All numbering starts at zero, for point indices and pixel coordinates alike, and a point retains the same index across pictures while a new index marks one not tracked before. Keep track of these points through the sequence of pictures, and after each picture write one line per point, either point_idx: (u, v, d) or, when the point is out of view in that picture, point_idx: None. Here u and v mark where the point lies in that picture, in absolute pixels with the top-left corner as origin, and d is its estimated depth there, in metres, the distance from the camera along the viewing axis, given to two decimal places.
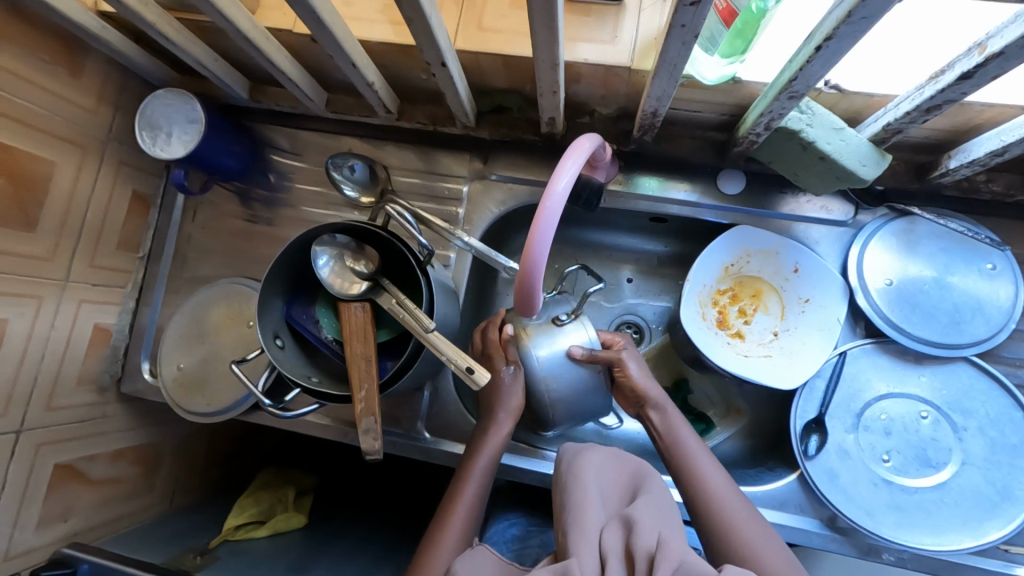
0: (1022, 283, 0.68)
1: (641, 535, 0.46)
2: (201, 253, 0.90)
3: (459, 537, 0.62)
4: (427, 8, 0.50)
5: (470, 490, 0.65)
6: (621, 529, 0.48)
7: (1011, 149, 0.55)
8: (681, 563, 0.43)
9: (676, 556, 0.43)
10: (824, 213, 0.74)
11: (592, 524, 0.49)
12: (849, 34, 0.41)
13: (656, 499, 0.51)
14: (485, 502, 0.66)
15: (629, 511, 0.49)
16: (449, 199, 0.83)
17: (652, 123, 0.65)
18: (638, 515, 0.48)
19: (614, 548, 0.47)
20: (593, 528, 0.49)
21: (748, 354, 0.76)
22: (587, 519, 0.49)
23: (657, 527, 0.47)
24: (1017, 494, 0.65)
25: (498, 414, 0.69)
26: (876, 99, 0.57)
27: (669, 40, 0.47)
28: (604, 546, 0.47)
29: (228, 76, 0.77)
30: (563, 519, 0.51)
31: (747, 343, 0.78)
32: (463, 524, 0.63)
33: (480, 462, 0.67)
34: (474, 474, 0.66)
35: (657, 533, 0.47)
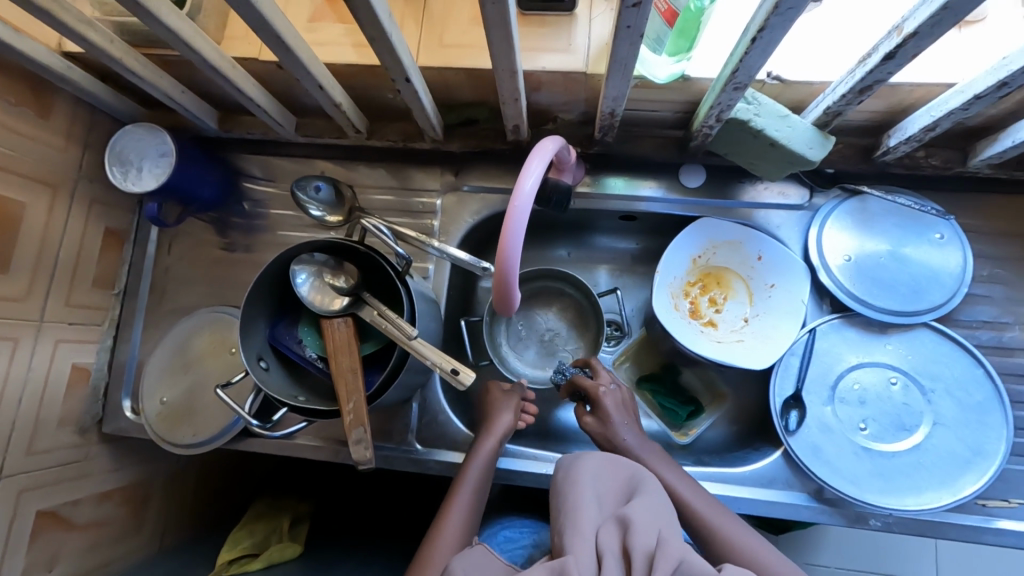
0: (969, 249, 0.72)
1: (638, 535, 0.47)
2: (180, 285, 0.90)
3: (458, 535, 0.63)
4: (388, 26, 0.52)
5: (466, 490, 0.67)
6: (618, 529, 0.49)
7: (941, 123, 0.60)
8: (681, 562, 0.45)
9: (676, 556, 0.45)
10: (781, 198, 0.78)
11: (588, 526, 0.50)
12: (779, 25, 0.45)
13: (651, 499, 0.51)
14: (482, 504, 0.68)
15: (625, 511, 0.50)
16: (424, 213, 0.86)
17: (612, 123, 0.68)
18: (634, 515, 0.49)
19: (610, 548, 0.47)
20: (590, 529, 0.49)
21: (722, 341, 0.79)
22: (582, 521, 0.50)
23: (656, 527, 0.48)
24: (988, 449, 0.68)
25: (497, 420, 0.73)
26: (815, 86, 0.62)
27: (618, 41, 0.50)
28: (601, 546, 0.48)
29: (197, 107, 0.79)
30: (559, 520, 0.52)
31: (720, 331, 0.81)
32: (461, 522, 0.64)
33: (474, 463, 0.69)
34: (469, 478, 0.68)
35: (656, 532, 0.48)
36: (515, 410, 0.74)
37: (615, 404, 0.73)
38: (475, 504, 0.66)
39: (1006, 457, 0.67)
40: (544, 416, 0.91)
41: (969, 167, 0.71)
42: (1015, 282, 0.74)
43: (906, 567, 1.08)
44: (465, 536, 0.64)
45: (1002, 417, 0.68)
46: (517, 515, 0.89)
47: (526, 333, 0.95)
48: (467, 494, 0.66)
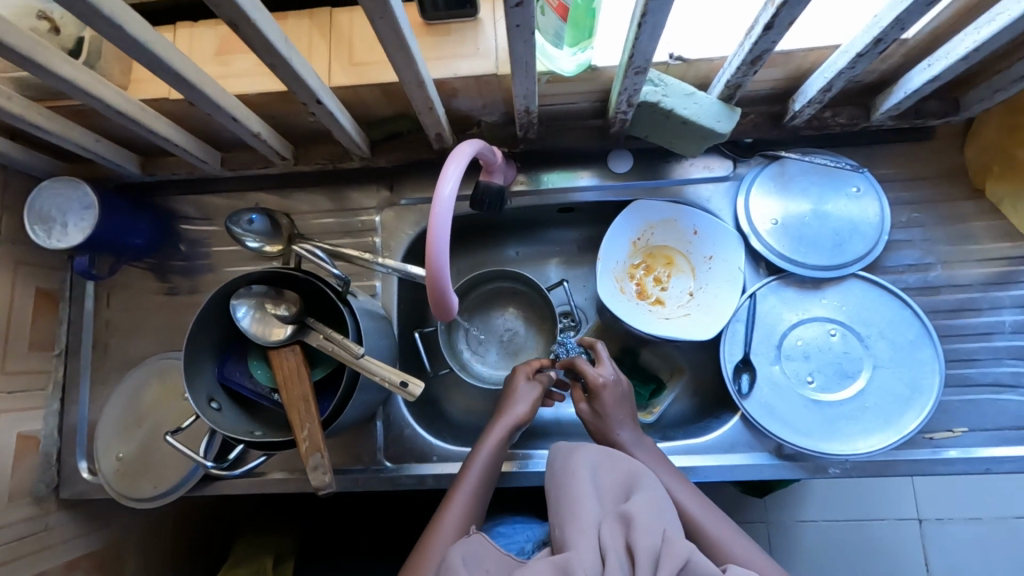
0: (884, 198, 0.76)
1: (643, 534, 0.49)
2: (124, 337, 0.88)
3: (457, 527, 0.63)
4: (285, 51, 0.52)
5: (470, 480, 0.67)
6: (619, 526, 0.50)
7: (835, 84, 0.63)
8: (686, 562, 0.47)
9: (683, 555, 0.47)
10: (707, 172, 0.81)
11: (589, 522, 0.51)
12: (659, 9, 0.47)
13: (649, 495, 0.53)
14: (486, 495, 0.67)
15: (626, 508, 0.52)
16: (364, 231, 0.86)
17: (530, 120, 0.70)
18: (637, 513, 0.51)
19: (614, 545, 0.49)
20: (591, 525, 0.51)
21: (670, 317, 0.81)
22: (583, 517, 0.52)
23: (660, 525, 0.50)
24: (925, 384, 0.71)
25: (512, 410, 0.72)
26: (715, 61, 0.64)
27: (513, 41, 0.51)
28: (603, 544, 0.49)
29: (115, 154, 0.77)
30: (559, 516, 0.53)
31: (668, 307, 0.83)
32: (460, 515, 0.64)
33: (483, 455, 0.69)
34: (478, 463, 0.68)
35: (660, 531, 0.50)
36: (537, 395, 0.73)
37: (614, 398, 0.71)
38: (479, 494, 0.66)
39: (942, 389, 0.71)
40: None
41: (873, 122, 0.74)
42: (931, 224, 0.78)
43: (887, 507, 1.12)
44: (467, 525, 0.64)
45: (933, 352, 0.72)
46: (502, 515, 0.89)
47: (485, 337, 0.95)
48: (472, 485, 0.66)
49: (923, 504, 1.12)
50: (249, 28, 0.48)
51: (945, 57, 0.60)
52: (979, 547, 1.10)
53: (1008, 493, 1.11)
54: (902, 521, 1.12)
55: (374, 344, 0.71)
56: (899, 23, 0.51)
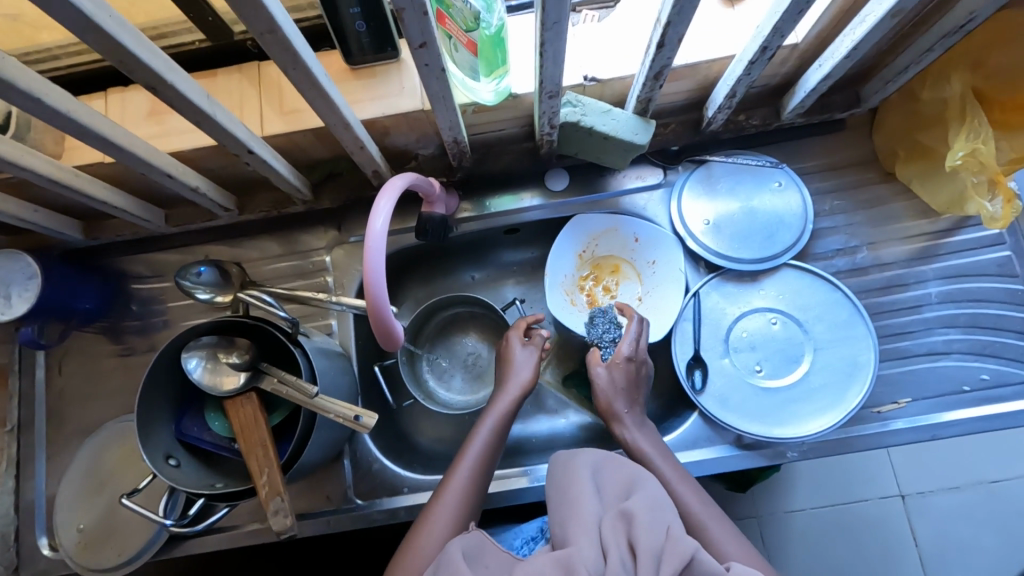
0: (805, 189, 0.80)
1: (645, 531, 0.48)
2: (78, 404, 0.86)
3: (456, 508, 0.64)
4: (208, 107, 0.54)
5: (472, 454, 0.69)
6: (621, 523, 0.50)
7: (737, 90, 0.68)
8: (691, 561, 0.46)
9: (687, 554, 0.46)
10: (640, 182, 0.84)
11: (591, 520, 0.51)
12: (554, 38, 0.50)
13: (651, 492, 0.52)
14: (488, 471, 0.69)
15: (627, 505, 0.51)
16: (316, 272, 0.87)
17: (462, 149, 0.73)
18: (638, 510, 0.50)
19: (616, 542, 0.48)
20: (593, 523, 0.50)
21: None
22: (585, 515, 0.51)
23: (663, 522, 0.49)
24: (863, 360, 0.75)
25: (513, 385, 0.75)
26: (625, 79, 0.69)
27: (426, 79, 0.54)
28: (605, 541, 0.48)
29: (55, 222, 0.77)
30: (560, 515, 0.53)
31: None
32: (459, 495, 0.65)
33: (486, 427, 0.71)
34: (482, 433, 0.70)
35: (664, 528, 0.49)
36: (535, 366, 0.77)
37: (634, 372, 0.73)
38: (482, 467, 0.68)
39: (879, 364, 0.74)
40: None
41: (784, 121, 0.79)
42: (852, 209, 0.83)
43: (869, 487, 1.13)
44: (473, 497, 0.66)
45: (866, 329, 0.76)
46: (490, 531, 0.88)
47: (448, 363, 0.96)
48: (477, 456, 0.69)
49: (904, 480, 1.13)
50: (167, 89, 0.50)
51: (831, 56, 0.65)
52: (963, 515, 1.11)
53: (983, 457, 1.12)
54: (886, 499, 1.13)
55: (330, 383, 0.72)
56: (778, 31, 0.56)
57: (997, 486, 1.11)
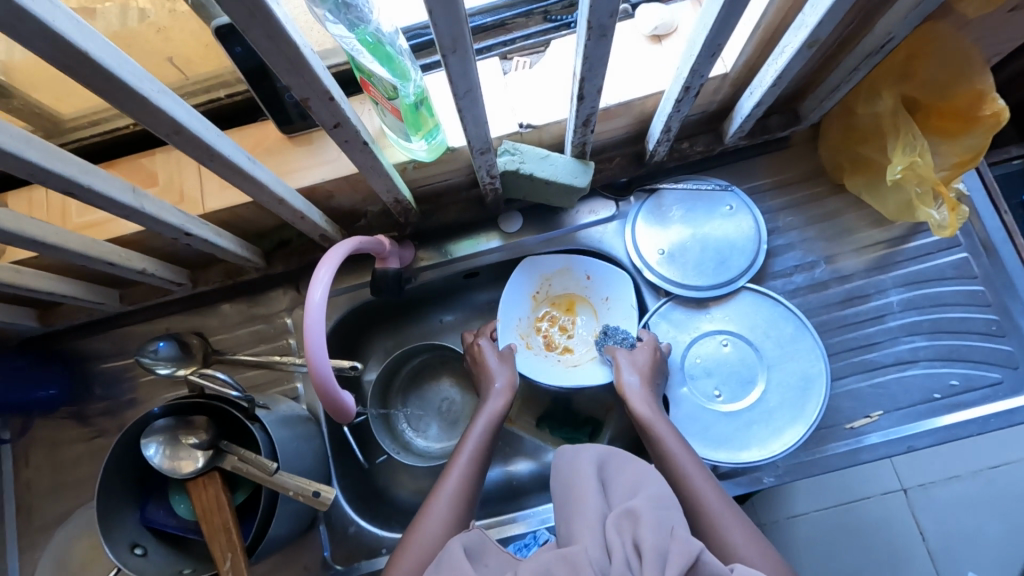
0: (757, 211, 0.81)
1: (650, 530, 0.45)
2: (48, 492, 0.84)
3: (454, 497, 0.65)
4: (133, 201, 0.54)
5: (466, 451, 0.70)
6: (626, 523, 0.47)
7: (672, 124, 0.68)
8: (697, 560, 0.43)
9: (695, 553, 0.44)
10: (594, 217, 0.84)
11: (597, 518, 0.49)
12: (471, 103, 0.51)
13: (659, 490, 0.50)
14: (479, 474, 0.69)
15: (631, 503, 0.49)
16: (279, 335, 0.87)
17: (406, 207, 0.73)
18: (642, 509, 0.48)
19: (621, 541, 0.46)
20: (597, 520, 0.48)
21: (578, 364, 0.83)
22: (591, 512, 0.49)
23: (670, 521, 0.47)
24: (814, 373, 0.75)
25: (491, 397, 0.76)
26: (560, 122, 0.69)
27: (349, 153, 0.54)
28: (610, 540, 0.46)
29: (7, 314, 0.77)
30: (566, 513, 0.51)
31: (577, 354, 0.85)
32: (458, 483, 0.67)
33: (472, 442, 0.71)
34: (474, 433, 0.72)
35: (671, 527, 0.46)
36: (511, 374, 0.78)
37: (651, 359, 0.75)
38: (476, 464, 0.69)
39: (830, 374, 0.74)
40: None
41: (727, 145, 0.80)
42: (805, 224, 0.83)
43: (870, 483, 1.04)
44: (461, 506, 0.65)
45: (812, 339, 0.76)
46: None
47: (425, 412, 0.95)
48: (466, 469, 0.68)
49: (904, 473, 1.04)
50: (86, 193, 0.50)
51: (760, 84, 0.66)
52: (967, 509, 1.02)
53: (986, 443, 1.04)
54: (889, 495, 1.04)
55: (297, 456, 0.71)
56: (697, 72, 0.57)
57: (1007, 475, 1.03)
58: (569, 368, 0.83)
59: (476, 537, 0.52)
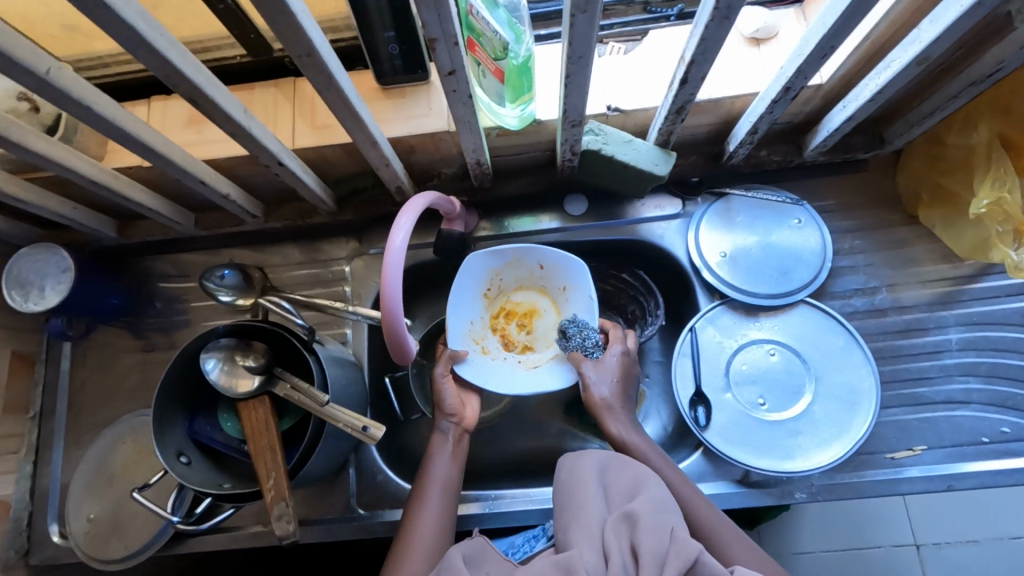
0: (825, 228, 0.80)
1: (647, 534, 0.50)
2: (98, 395, 0.88)
3: (444, 487, 0.69)
4: (244, 121, 0.57)
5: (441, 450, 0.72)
6: (625, 527, 0.52)
7: (760, 127, 0.68)
8: (695, 562, 0.48)
9: (691, 556, 0.48)
10: (658, 212, 0.84)
11: (596, 523, 0.53)
12: (579, 71, 0.52)
13: (658, 495, 0.54)
14: (456, 472, 0.71)
15: (631, 508, 0.53)
16: (335, 281, 0.89)
17: (484, 171, 0.74)
18: (642, 513, 0.52)
19: (619, 546, 0.50)
20: (596, 525, 0.53)
21: (539, 363, 0.81)
22: (590, 518, 0.53)
23: (668, 524, 0.51)
24: (863, 387, 0.74)
25: (442, 417, 0.74)
26: (648, 110, 0.70)
27: (452, 103, 0.56)
28: (608, 544, 0.51)
29: (92, 219, 0.81)
30: (565, 518, 0.55)
31: (537, 351, 0.83)
32: (444, 477, 0.70)
33: (439, 464, 0.71)
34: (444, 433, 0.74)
35: (668, 531, 0.50)
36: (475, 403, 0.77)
37: (616, 373, 0.75)
38: (452, 465, 0.71)
39: (879, 388, 0.74)
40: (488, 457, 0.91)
41: (806, 158, 0.80)
42: (872, 249, 0.82)
43: (881, 533, 1.03)
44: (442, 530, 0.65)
45: (861, 355, 0.76)
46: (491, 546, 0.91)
47: None
48: (437, 496, 0.68)
49: (920, 529, 1.02)
50: (208, 104, 0.52)
51: (856, 99, 0.65)
52: (984, 574, 1.00)
53: (1011, 509, 1.01)
54: (899, 549, 1.02)
55: (344, 393, 0.73)
56: (802, 73, 0.57)
57: None
58: (528, 369, 0.81)
59: (477, 543, 0.56)
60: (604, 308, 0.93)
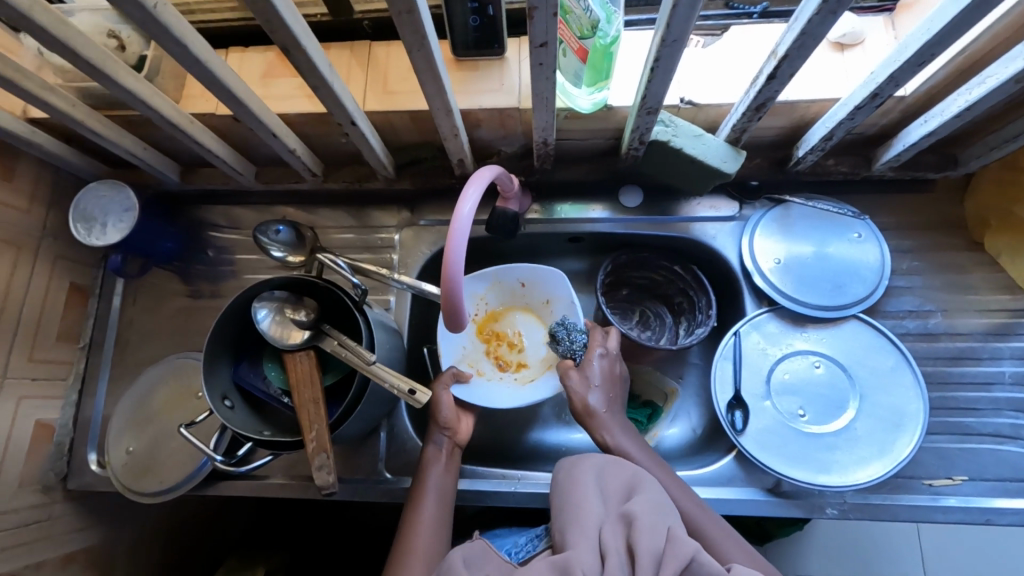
0: (885, 245, 0.79)
1: (643, 532, 0.49)
2: (146, 334, 0.91)
3: (439, 496, 0.69)
4: (328, 75, 0.58)
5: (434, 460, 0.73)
6: (622, 526, 0.51)
7: (836, 133, 0.67)
8: (691, 561, 0.47)
9: (686, 554, 0.47)
10: (714, 212, 0.84)
11: (594, 522, 0.52)
12: (670, 55, 0.52)
13: (655, 497, 0.54)
14: (450, 482, 0.71)
15: (628, 508, 0.53)
16: (383, 248, 0.90)
17: (548, 152, 0.75)
18: (639, 513, 0.51)
19: (615, 543, 0.50)
20: (594, 524, 0.52)
21: (535, 377, 0.85)
22: (587, 517, 0.53)
23: (663, 523, 0.51)
24: (909, 409, 0.73)
25: (436, 430, 0.75)
26: (722, 106, 0.70)
27: (535, 78, 0.56)
28: (605, 541, 0.50)
29: (159, 162, 0.83)
30: (564, 518, 0.54)
31: (532, 367, 0.86)
32: (438, 487, 0.70)
33: (433, 478, 0.71)
34: (437, 441, 0.74)
35: (664, 530, 0.50)
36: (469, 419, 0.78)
37: (603, 380, 0.74)
38: (445, 475, 0.72)
39: (926, 412, 0.73)
40: (513, 437, 0.92)
41: (874, 172, 0.78)
42: (930, 272, 0.80)
43: (893, 565, 1.03)
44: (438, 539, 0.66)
45: (911, 376, 0.75)
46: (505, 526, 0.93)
47: None
48: (431, 510, 0.68)
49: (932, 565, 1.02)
50: (299, 54, 0.53)
51: (940, 114, 0.64)
52: None
53: None
54: None
55: (388, 355, 0.74)
56: (894, 80, 0.56)
57: None
58: (525, 384, 0.85)
59: (479, 546, 0.59)
60: (649, 295, 0.95)
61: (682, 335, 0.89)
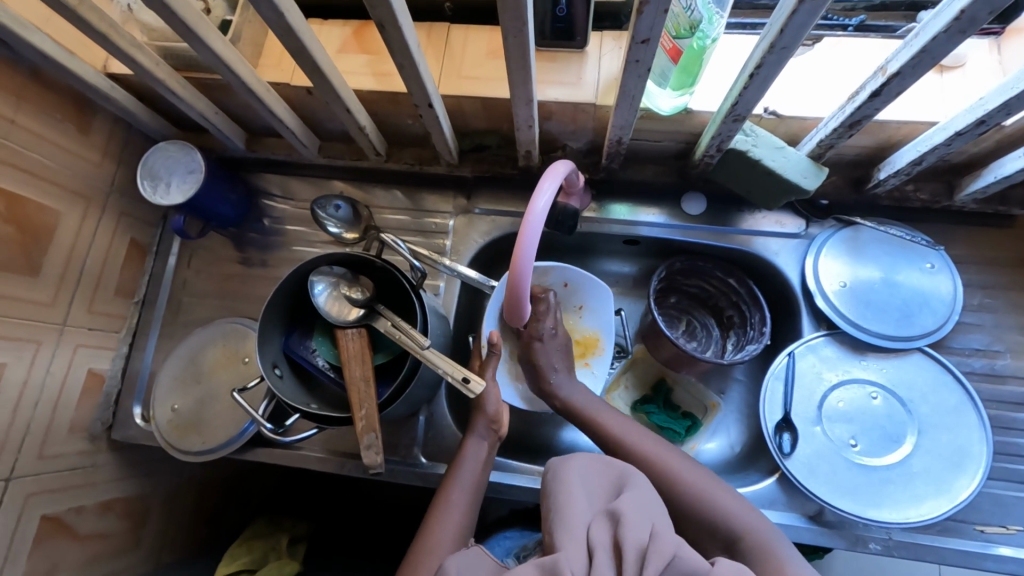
0: (958, 278, 0.76)
1: (632, 528, 0.41)
2: (197, 295, 0.93)
3: (472, 487, 0.69)
4: (416, 54, 0.57)
5: (470, 457, 0.71)
6: (609, 524, 0.42)
7: (927, 158, 0.64)
8: (674, 558, 0.39)
9: (669, 552, 0.39)
10: (779, 227, 0.81)
11: (579, 520, 0.43)
12: (775, 63, 0.50)
13: (645, 492, 0.45)
14: (484, 484, 0.70)
15: (616, 504, 0.44)
16: (436, 233, 0.89)
17: (619, 151, 0.74)
18: (627, 509, 0.43)
19: (600, 541, 0.41)
20: (579, 524, 0.43)
21: None
22: (570, 512, 0.43)
23: (649, 519, 0.42)
24: (972, 450, 0.71)
25: (479, 419, 0.72)
26: (807, 120, 0.68)
27: (627, 74, 0.54)
28: (590, 541, 0.41)
29: (227, 127, 0.84)
30: (545, 520, 0.44)
31: None
32: (467, 492, 0.68)
33: (465, 472, 0.70)
34: (477, 434, 0.72)
35: (648, 526, 0.41)
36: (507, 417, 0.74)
37: (553, 350, 0.74)
38: (478, 471, 0.70)
39: (990, 457, 0.70)
40: (546, 434, 0.91)
41: (956, 202, 0.76)
42: (1002, 310, 0.77)
43: None
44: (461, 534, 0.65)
45: (976, 417, 0.72)
46: (528, 526, 0.92)
47: None
48: (460, 501, 0.67)
49: None
50: (394, 30, 0.52)
51: None
52: None
53: None
54: None
55: (438, 341, 0.73)
56: (1006, 108, 0.53)
57: None
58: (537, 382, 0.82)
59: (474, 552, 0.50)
60: (699, 305, 0.93)
61: (730, 349, 0.87)
